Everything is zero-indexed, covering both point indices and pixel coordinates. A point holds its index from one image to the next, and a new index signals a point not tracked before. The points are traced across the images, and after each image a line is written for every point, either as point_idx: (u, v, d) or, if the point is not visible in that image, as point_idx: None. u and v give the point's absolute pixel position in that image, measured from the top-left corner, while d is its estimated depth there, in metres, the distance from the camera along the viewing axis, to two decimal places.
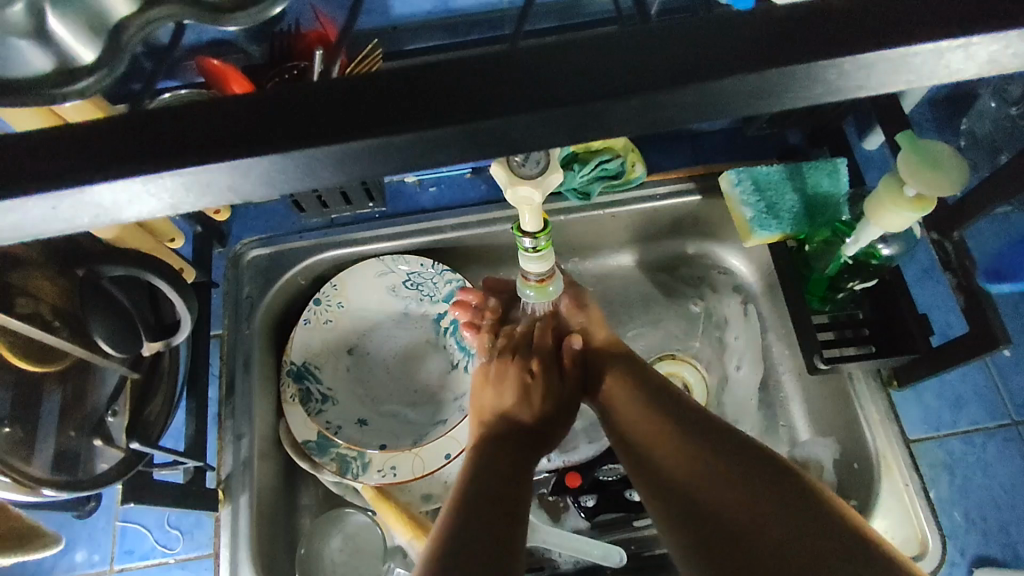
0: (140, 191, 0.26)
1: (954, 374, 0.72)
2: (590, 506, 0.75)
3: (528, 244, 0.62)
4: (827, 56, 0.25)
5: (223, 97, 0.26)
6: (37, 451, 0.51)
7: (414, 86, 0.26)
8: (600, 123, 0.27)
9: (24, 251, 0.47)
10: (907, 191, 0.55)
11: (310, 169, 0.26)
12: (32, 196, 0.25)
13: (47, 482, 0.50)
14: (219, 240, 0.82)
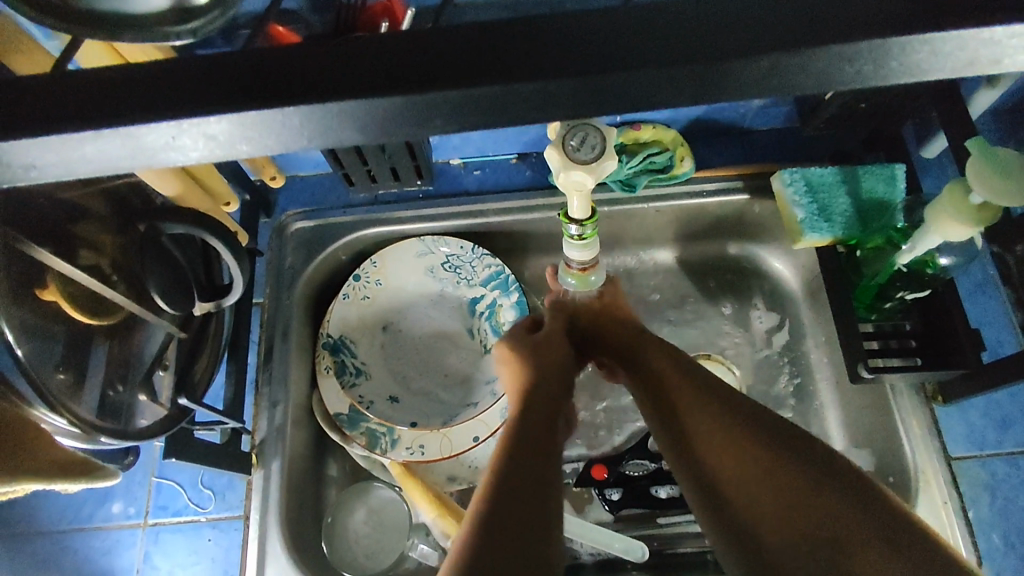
0: (258, 126, 0.28)
1: (1003, 393, 0.70)
2: (615, 499, 0.74)
3: (573, 231, 0.61)
4: (933, 30, 0.26)
5: (336, 46, 0.28)
6: (84, 393, 0.51)
7: (514, 42, 0.27)
8: (714, 82, 0.28)
9: (91, 205, 0.49)
10: (970, 200, 0.53)
11: (414, 116, 0.28)
12: (159, 123, 0.27)
13: (105, 430, 0.51)
14: (265, 211, 0.83)
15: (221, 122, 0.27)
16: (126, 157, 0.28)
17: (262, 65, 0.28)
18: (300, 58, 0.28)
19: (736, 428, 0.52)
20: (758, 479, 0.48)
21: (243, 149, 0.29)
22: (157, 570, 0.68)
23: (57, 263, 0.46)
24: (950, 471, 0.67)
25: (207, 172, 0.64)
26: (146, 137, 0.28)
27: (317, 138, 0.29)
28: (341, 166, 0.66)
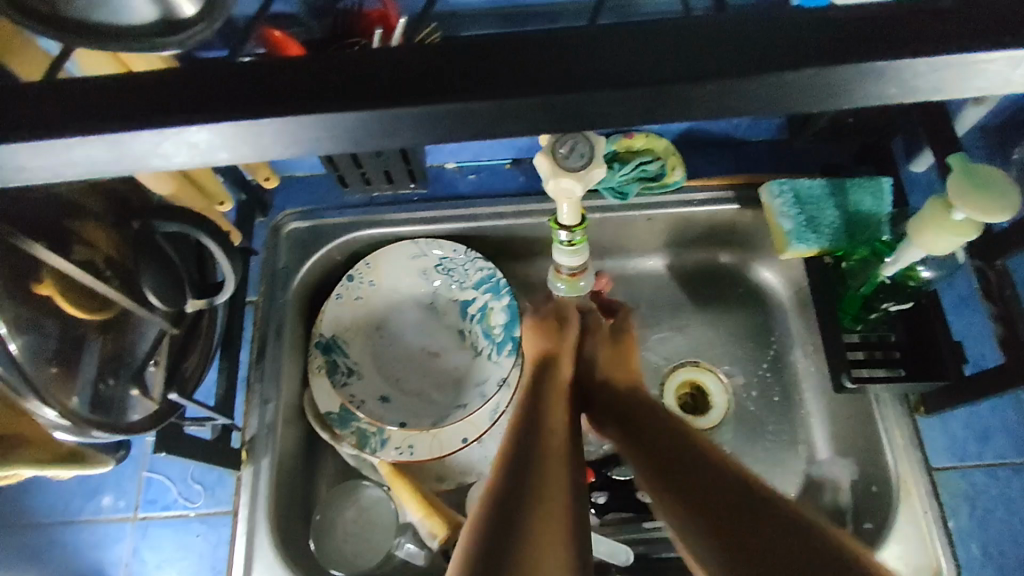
0: (235, 136, 0.29)
1: (984, 405, 0.70)
2: (601, 503, 0.75)
3: (563, 237, 0.62)
4: (895, 57, 0.27)
5: (315, 58, 0.29)
6: (77, 389, 0.52)
7: (493, 59, 0.28)
8: (676, 104, 0.28)
9: (85, 201, 0.50)
10: (954, 215, 0.54)
11: (388, 127, 0.29)
12: (142, 131, 0.28)
13: (99, 425, 0.53)
14: (261, 210, 0.84)
15: (204, 132, 0.28)
16: (113, 163, 0.30)
17: (244, 77, 0.29)
18: (283, 68, 0.29)
19: (693, 454, 0.51)
20: (704, 494, 0.47)
21: (223, 157, 0.30)
22: (145, 564, 0.69)
23: (57, 261, 0.46)
24: (930, 481, 0.68)
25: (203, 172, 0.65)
26: (130, 144, 0.29)
27: (296, 146, 0.30)
28: (337, 168, 0.67)
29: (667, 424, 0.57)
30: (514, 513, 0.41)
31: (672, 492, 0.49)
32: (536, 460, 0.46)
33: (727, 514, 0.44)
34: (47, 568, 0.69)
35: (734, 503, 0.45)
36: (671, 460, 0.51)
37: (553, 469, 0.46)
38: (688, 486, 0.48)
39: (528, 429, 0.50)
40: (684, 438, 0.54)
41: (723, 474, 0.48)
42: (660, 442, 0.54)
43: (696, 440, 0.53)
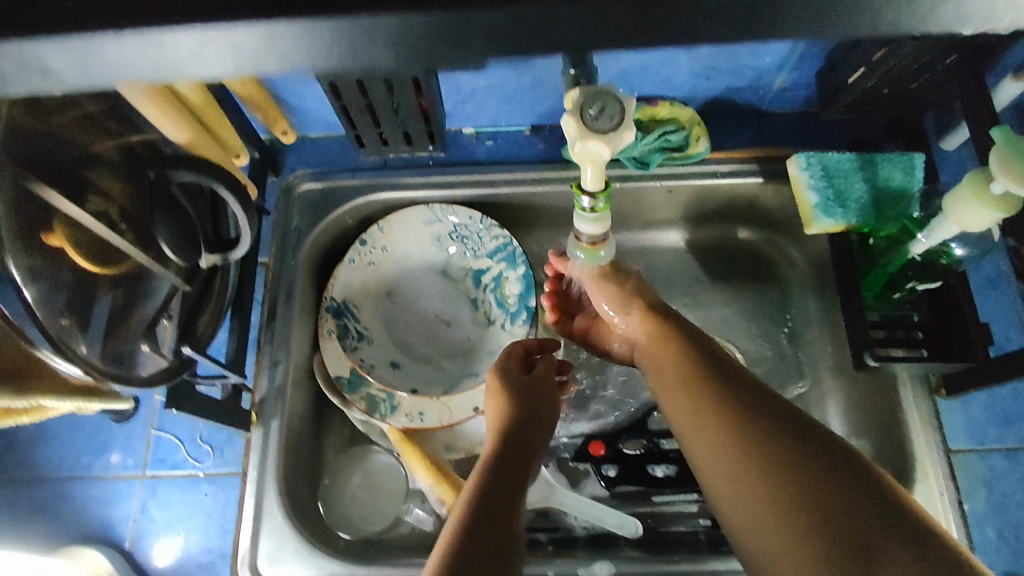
0: (282, 36, 0.27)
1: (1006, 389, 0.69)
2: (611, 475, 0.74)
3: (585, 203, 0.61)
4: None
5: None
6: (90, 336, 0.49)
7: None
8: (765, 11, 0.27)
9: (98, 146, 0.49)
10: (993, 188, 0.52)
11: (436, 44, 0.28)
12: (178, 28, 0.26)
13: (113, 374, 0.51)
14: (273, 170, 0.82)
15: (250, 35, 0.27)
16: (148, 64, 0.28)
17: None
18: None
19: (777, 421, 0.50)
20: (763, 465, 0.48)
21: (272, 64, 0.28)
22: (154, 522, 0.68)
23: (66, 206, 0.44)
24: (947, 463, 0.67)
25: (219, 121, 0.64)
26: (170, 48, 0.27)
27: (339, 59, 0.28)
28: (353, 126, 0.65)
29: (732, 379, 0.55)
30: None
31: (755, 473, 0.48)
32: (494, 536, 0.46)
33: (826, 507, 0.44)
34: (55, 523, 0.68)
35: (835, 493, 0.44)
36: (754, 424, 0.50)
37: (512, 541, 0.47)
38: (771, 464, 0.47)
39: (494, 493, 0.50)
40: (762, 400, 0.52)
41: (820, 453, 0.47)
42: (721, 408, 0.53)
43: (766, 402, 0.52)
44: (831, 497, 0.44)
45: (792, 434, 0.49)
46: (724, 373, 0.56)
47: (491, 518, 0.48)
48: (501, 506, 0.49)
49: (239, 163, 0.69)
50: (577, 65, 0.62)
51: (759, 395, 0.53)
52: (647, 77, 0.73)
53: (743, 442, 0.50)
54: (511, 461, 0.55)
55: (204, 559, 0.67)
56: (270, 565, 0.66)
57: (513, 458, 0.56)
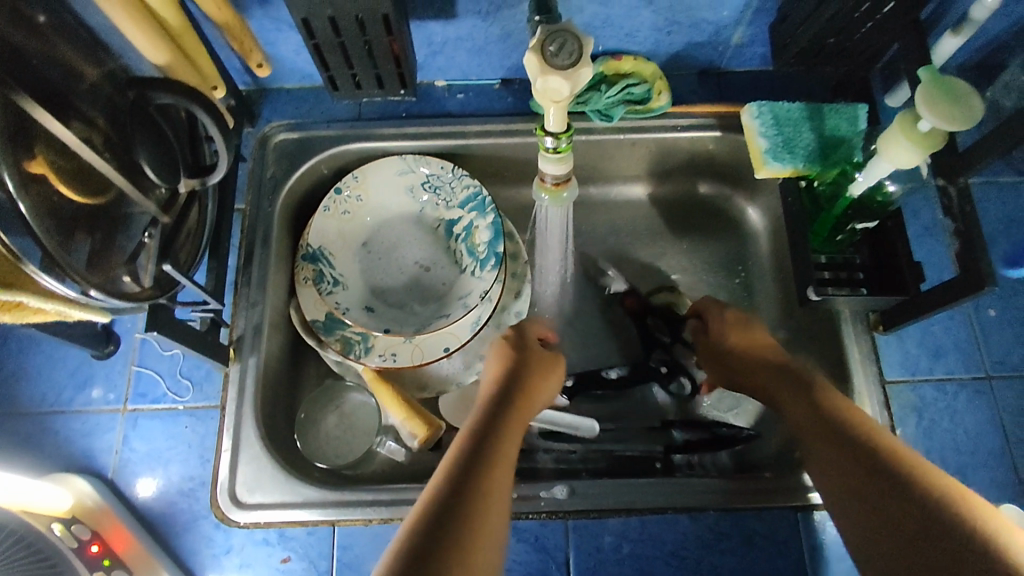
0: None
1: (937, 326, 0.75)
2: (569, 386, 0.79)
3: (549, 143, 0.64)
4: None
5: None
6: (74, 249, 0.50)
7: None
8: None
9: (81, 68, 0.50)
10: (921, 125, 0.57)
11: None
12: None
13: (100, 286, 0.52)
14: (248, 121, 0.84)
15: None
16: None
17: None
18: None
19: (868, 437, 0.56)
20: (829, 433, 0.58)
21: None
22: (135, 452, 0.71)
23: (51, 126, 0.46)
24: (883, 393, 0.72)
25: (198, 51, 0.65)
26: None
27: None
28: (326, 68, 0.67)
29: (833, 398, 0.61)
30: (465, 500, 0.51)
31: (845, 480, 0.55)
32: (486, 468, 0.55)
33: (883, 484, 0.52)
34: (38, 454, 0.70)
35: (913, 494, 0.50)
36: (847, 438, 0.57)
37: (498, 477, 0.55)
38: (856, 475, 0.54)
39: (493, 438, 0.58)
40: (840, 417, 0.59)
41: (899, 463, 0.53)
42: (818, 428, 0.59)
43: (851, 422, 0.58)
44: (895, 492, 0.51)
45: (870, 450, 0.55)
46: (813, 394, 0.62)
47: (485, 458, 0.56)
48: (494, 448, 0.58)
49: (215, 96, 0.70)
50: (542, 13, 0.65)
51: (835, 412, 0.60)
52: (611, 31, 0.76)
53: (832, 452, 0.57)
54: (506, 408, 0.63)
55: (185, 486, 0.70)
56: (248, 492, 0.69)
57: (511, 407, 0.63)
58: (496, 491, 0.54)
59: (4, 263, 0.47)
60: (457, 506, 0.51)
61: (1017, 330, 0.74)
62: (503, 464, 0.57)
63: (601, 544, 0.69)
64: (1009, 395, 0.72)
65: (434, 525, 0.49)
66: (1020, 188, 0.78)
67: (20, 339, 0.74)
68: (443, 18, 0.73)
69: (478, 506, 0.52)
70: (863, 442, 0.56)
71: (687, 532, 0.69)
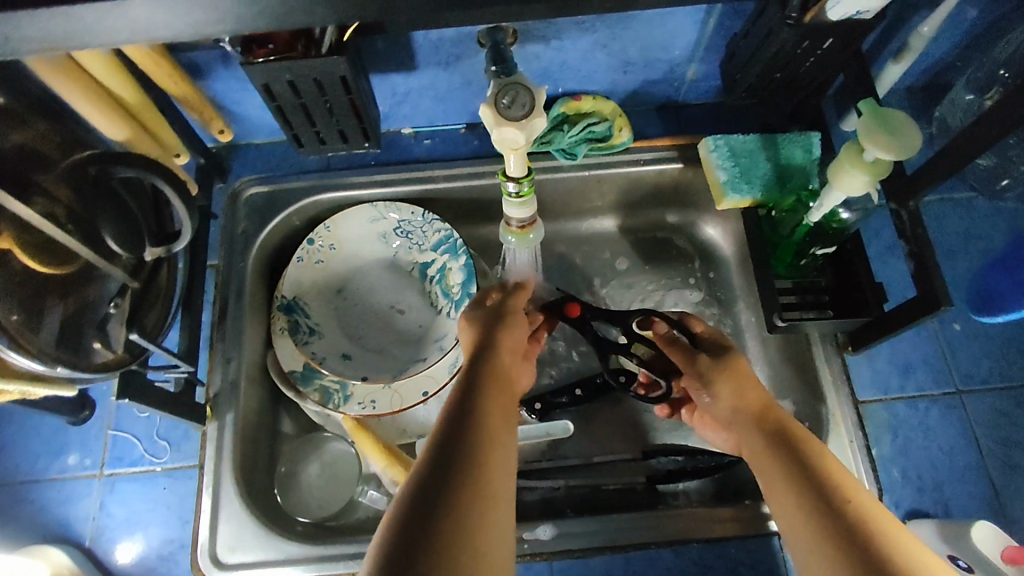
0: None
1: (906, 343, 0.76)
2: (538, 408, 0.80)
3: (511, 188, 0.65)
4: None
5: None
6: (43, 323, 0.52)
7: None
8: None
9: (43, 148, 0.51)
10: (867, 156, 0.59)
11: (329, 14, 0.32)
12: None
13: (64, 362, 0.53)
14: (219, 176, 0.85)
15: None
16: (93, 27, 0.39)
17: None
18: None
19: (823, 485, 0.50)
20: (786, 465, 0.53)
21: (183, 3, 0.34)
22: (113, 517, 0.70)
23: (11, 204, 0.48)
24: (857, 414, 0.73)
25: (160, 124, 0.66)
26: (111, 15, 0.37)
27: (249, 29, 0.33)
28: (290, 127, 0.68)
29: (788, 440, 0.55)
30: (443, 509, 0.44)
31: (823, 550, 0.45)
32: (486, 453, 0.49)
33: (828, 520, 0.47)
34: (14, 526, 0.70)
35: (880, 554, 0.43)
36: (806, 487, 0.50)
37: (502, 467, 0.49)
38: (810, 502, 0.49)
39: (496, 426, 0.52)
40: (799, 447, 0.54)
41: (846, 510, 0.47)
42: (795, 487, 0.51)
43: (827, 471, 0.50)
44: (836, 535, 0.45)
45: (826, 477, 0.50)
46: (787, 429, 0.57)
47: (482, 441, 0.50)
48: (491, 430, 0.52)
49: (178, 162, 0.71)
50: (497, 61, 0.68)
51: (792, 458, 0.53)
52: (568, 74, 0.78)
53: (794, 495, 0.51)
54: (493, 394, 0.56)
55: (164, 550, 0.70)
56: (229, 551, 0.68)
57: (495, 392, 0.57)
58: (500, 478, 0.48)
59: None
60: (455, 486, 0.46)
61: (983, 343, 0.76)
62: (496, 448, 0.51)
63: None
64: (979, 408, 0.73)
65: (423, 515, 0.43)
66: (975, 204, 0.80)
67: None
68: (403, 70, 0.75)
69: (479, 491, 0.46)
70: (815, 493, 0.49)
71: (671, 567, 0.69)
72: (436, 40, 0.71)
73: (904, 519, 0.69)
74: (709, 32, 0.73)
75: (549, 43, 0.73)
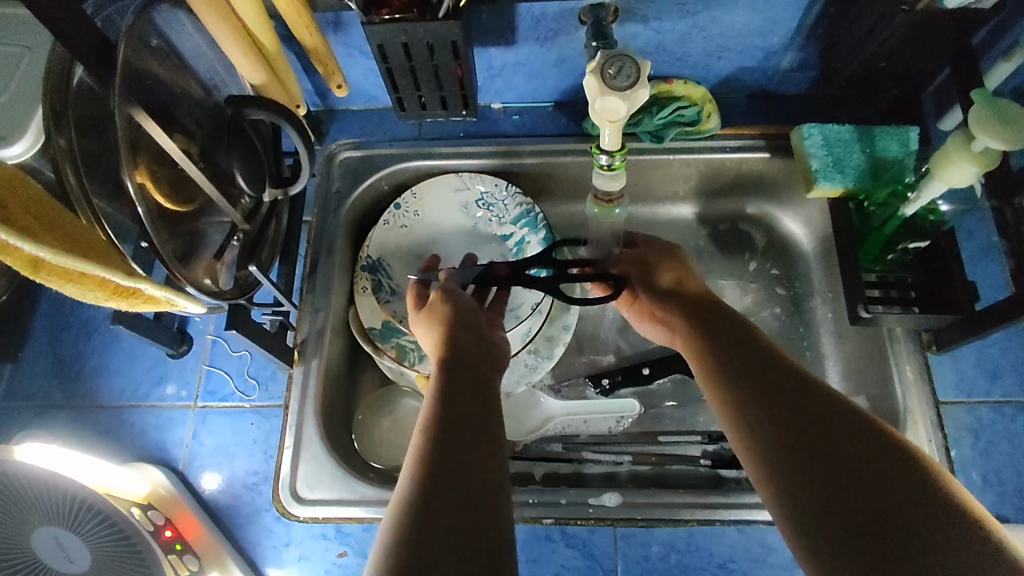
0: None
1: (993, 348, 0.74)
2: (605, 385, 0.83)
3: (604, 161, 0.67)
4: None
5: None
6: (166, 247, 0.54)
7: None
8: None
9: (187, 90, 0.56)
10: (974, 145, 0.58)
11: None
12: None
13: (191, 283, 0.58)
14: (317, 139, 0.90)
15: None
16: None
17: None
18: None
19: (797, 413, 0.53)
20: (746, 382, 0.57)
21: None
22: (204, 446, 0.75)
23: (155, 136, 0.50)
24: (937, 413, 0.72)
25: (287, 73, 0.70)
26: None
27: None
28: (396, 90, 0.72)
29: (759, 365, 0.58)
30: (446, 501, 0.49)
31: (795, 458, 0.51)
32: (466, 436, 0.54)
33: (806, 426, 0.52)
34: (116, 445, 0.75)
35: (862, 477, 0.47)
36: (777, 417, 0.54)
37: (483, 437, 0.55)
38: (782, 409, 0.54)
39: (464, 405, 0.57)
40: (756, 366, 0.58)
41: (821, 409, 0.53)
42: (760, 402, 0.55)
43: (785, 387, 0.55)
44: (819, 434, 0.51)
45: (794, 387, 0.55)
46: (739, 347, 0.61)
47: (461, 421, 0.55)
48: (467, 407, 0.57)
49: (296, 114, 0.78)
50: (598, 39, 0.70)
51: (765, 398, 0.56)
52: (663, 56, 0.79)
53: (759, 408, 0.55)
54: (465, 386, 0.60)
55: (249, 480, 0.74)
56: (309, 487, 0.72)
57: (472, 384, 0.61)
58: (486, 448, 0.54)
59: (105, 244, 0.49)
60: (450, 472, 0.51)
61: None
62: (486, 419, 0.57)
63: (647, 554, 0.70)
64: None
65: (433, 504, 0.49)
66: None
67: (104, 337, 0.80)
68: (503, 44, 0.78)
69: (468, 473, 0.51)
70: (791, 426, 0.53)
71: (735, 545, 0.69)
72: (539, 15, 0.73)
73: None
74: (813, 19, 0.73)
75: (649, 24, 0.74)
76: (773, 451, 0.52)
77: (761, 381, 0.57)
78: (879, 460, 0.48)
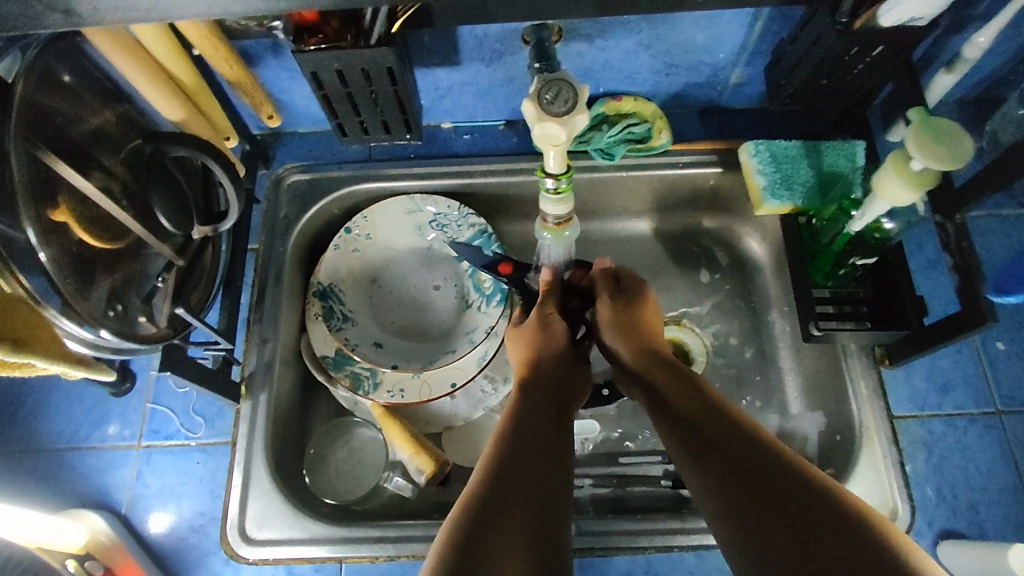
0: None
1: (945, 360, 0.74)
2: None
3: (550, 184, 0.66)
4: None
5: None
6: (94, 290, 0.52)
7: None
8: None
9: (105, 127, 0.54)
10: (912, 164, 0.58)
11: None
12: None
13: (122, 326, 0.56)
14: (263, 163, 0.88)
15: None
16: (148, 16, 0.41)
17: None
18: None
19: (746, 461, 0.51)
20: (696, 436, 0.55)
21: None
22: (148, 488, 0.73)
23: (71, 178, 0.49)
24: (890, 428, 0.72)
25: (209, 103, 0.69)
26: None
27: None
28: (335, 116, 0.70)
29: (713, 418, 0.56)
30: (491, 528, 0.47)
31: (739, 516, 0.48)
32: (520, 463, 0.53)
33: (755, 479, 0.49)
34: (55, 490, 0.73)
35: (806, 522, 0.46)
36: (722, 472, 0.51)
37: (537, 467, 0.53)
38: (730, 462, 0.51)
39: (519, 433, 0.56)
40: (706, 420, 0.56)
41: (767, 461, 0.50)
42: (711, 459, 0.53)
43: (738, 437, 0.53)
44: (767, 488, 0.48)
45: (744, 439, 0.53)
46: (696, 399, 0.59)
47: (514, 449, 0.54)
48: (527, 438, 0.55)
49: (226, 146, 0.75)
50: (542, 60, 0.68)
51: (724, 416, 0.57)
52: (610, 74, 0.78)
53: (710, 463, 0.52)
54: (536, 413, 0.59)
55: (195, 522, 0.72)
56: (257, 527, 0.70)
57: (540, 414, 0.59)
58: (538, 478, 0.52)
59: (25, 315, 0.49)
60: (500, 499, 0.50)
61: None
62: (548, 454, 0.55)
63: None
64: (1020, 430, 0.71)
65: (473, 529, 0.47)
66: None
67: (42, 377, 0.77)
68: (447, 65, 0.76)
69: (518, 501, 0.50)
70: (751, 442, 0.53)
71: (692, 571, 0.69)
72: (481, 36, 0.72)
73: (937, 538, 0.68)
74: (756, 35, 0.72)
75: (593, 42, 0.73)
76: (717, 502, 0.50)
77: (715, 408, 0.57)
78: (825, 501, 0.47)
